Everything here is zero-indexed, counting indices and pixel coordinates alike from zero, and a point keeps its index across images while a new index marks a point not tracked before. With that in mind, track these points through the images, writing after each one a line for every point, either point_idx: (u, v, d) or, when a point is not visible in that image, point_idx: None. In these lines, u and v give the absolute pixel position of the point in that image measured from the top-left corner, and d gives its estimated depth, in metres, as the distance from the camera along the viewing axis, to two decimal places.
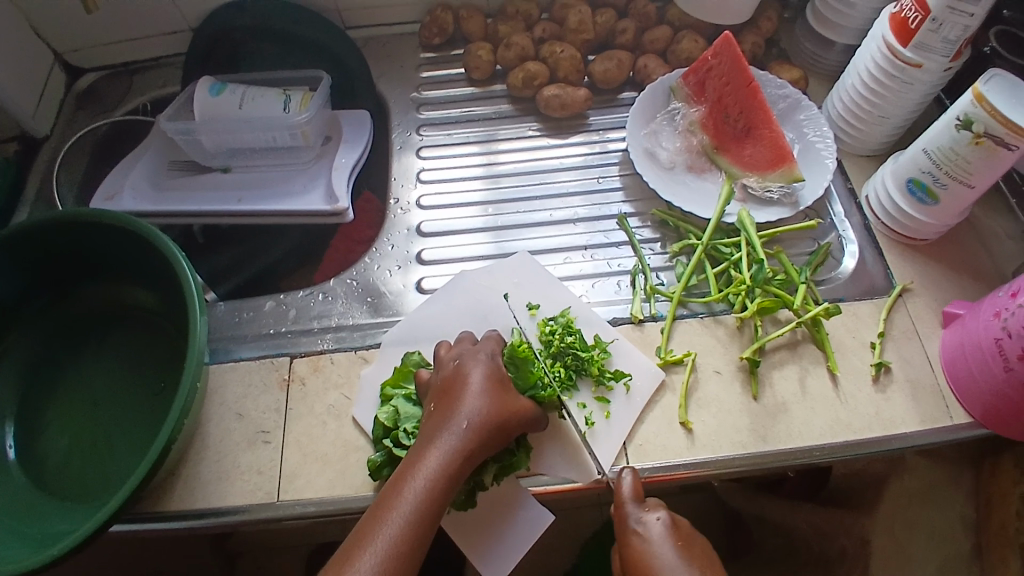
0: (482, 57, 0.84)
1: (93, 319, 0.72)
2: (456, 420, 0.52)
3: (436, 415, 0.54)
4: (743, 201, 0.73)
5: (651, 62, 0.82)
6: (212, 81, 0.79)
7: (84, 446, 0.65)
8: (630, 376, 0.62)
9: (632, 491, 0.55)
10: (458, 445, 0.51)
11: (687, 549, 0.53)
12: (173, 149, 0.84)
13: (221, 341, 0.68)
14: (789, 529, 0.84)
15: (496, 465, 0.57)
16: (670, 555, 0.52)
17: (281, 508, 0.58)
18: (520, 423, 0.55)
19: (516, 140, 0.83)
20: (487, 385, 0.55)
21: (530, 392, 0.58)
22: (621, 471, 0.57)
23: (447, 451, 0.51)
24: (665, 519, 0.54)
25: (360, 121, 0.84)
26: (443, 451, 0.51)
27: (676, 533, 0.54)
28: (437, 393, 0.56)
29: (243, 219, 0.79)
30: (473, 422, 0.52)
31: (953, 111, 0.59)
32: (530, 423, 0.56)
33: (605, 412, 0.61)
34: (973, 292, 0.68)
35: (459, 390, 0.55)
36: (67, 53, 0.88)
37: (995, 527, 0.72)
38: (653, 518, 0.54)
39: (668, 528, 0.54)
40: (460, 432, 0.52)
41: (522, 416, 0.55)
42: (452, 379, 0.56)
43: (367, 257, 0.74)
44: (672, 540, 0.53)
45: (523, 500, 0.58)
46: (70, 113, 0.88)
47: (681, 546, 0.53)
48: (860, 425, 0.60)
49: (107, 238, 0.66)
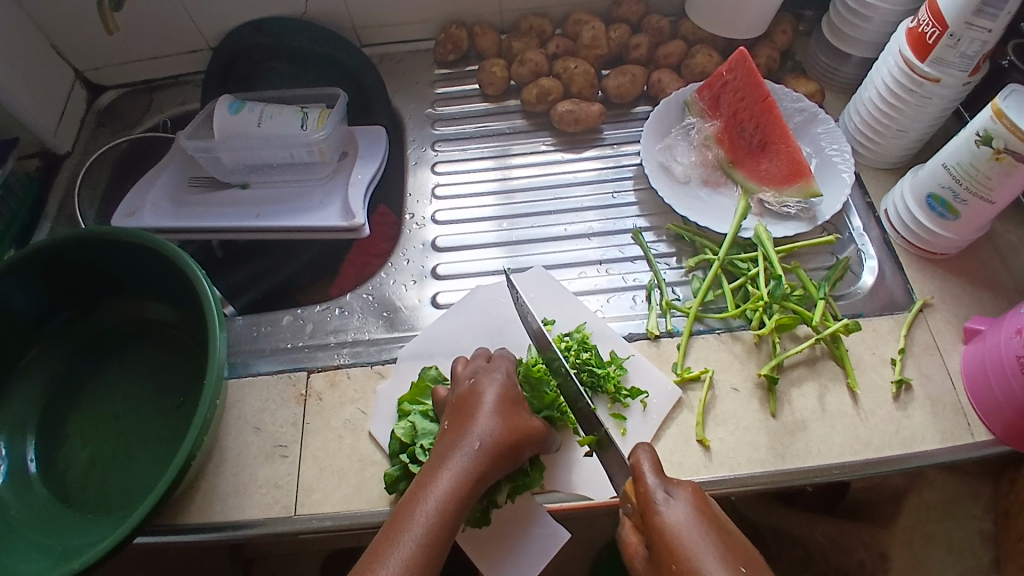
0: (496, 73, 0.85)
1: (112, 333, 0.73)
2: (469, 440, 0.52)
3: (450, 434, 0.54)
4: (759, 215, 0.73)
5: (664, 76, 0.82)
6: (231, 99, 0.80)
7: (102, 460, 0.66)
8: (646, 393, 0.62)
9: (652, 465, 0.49)
10: (470, 466, 0.51)
11: (717, 532, 0.45)
12: (192, 165, 0.85)
13: (240, 355, 0.69)
14: (808, 540, 0.87)
15: (511, 484, 0.57)
16: (698, 536, 0.44)
17: (297, 522, 0.59)
18: (532, 443, 0.55)
19: (530, 154, 0.83)
20: (500, 404, 0.55)
21: (545, 412, 0.59)
22: (637, 446, 0.51)
23: (459, 471, 0.51)
24: (692, 496, 0.47)
25: (375, 137, 0.85)
26: (456, 472, 0.51)
27: (704, 512, 0.46)
28: (451, 411, 0.56)
29: (261, 233, 0.80)
30: (485, 442, 0.52)
31: (972, 127, 0.59)
32: (540, 444, 0.56)
33: (621, 429, 0.61)
34: (993, 307, 0.67)
35: (472, 410, 0.55)
36: (88, 70, 0.90)
37: (1013, 540, 0.68)
38: (672, 494, 0.47)
39: (693, 507, 0.46)
40: (472, 452, 0.52)
41: (534, 436, 0.55)
42: (467, 397, 0.56)
43: (383, 272, 0.75)
44: (700, 519, 0.45)
45: (539, 517, 0.58)
46: (92, 129, 0.90)
47: (710, 526, 0.45)
48: (880, 442, 0.59)
49: (130, 255, 0.67)
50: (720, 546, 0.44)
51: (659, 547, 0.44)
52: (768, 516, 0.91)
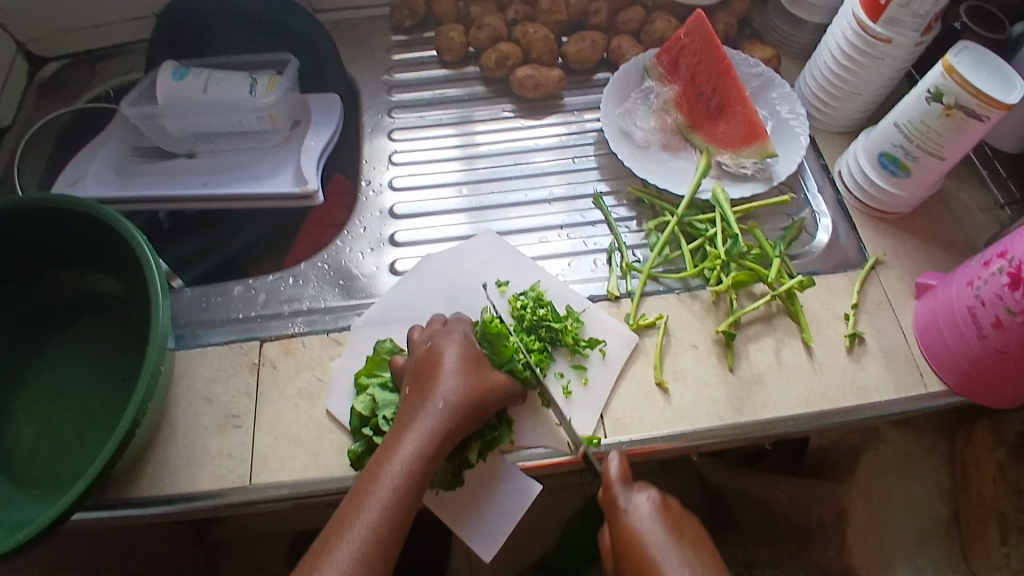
0: (454, 38, 0.83)
1: (52, 308, 0.69)
2: (433, 401, 0.51)
3: (414, 394, 0.53)
4: (717, 177, 0.73)
5: (624, 42, 0.82)
6: (175, 66, 0.77)
7: (43, 436, 0.62)
8: (604, 342, 0.62)
9: (620, 471, 0.53)
10: (435, 426, 0.50)
11: (679, 529, 0.51)
12: (137, 135, 0.81)
13: (189, 327, 0.66)
14: (769, 502, 0.84)
15: (481, 440, 0.56)
16: (661, 533, 0.50)
17: (252, 492, 0.57)
18: (498, 399, 0.54)
19: (491, 121, 0.82)
20: (463, 362, 0.54)
21: (507, 366, 0.57)
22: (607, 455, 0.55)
23: (424, 432, 0.50)
24: (655, 499, 0.52)
25: (330, 105, 0.82)
26: (421, 432, 0.50)
27: (666, 511, 0.52)
28: (414, 373, 0.55)
29: (211, 203, 0.76)
30: (450, 401, 0.51)
31: (923, 84, 0.60)
32: (507, 398, 0.55)
33: (583, 379, 0.61)
34: (942, 262, 0.68)
35: (435, 370, 0.54)
36: (28, 42, 0.85)
37: (970, 493, 0.72)
38: (642, 498, 0.52)
39: (658, 507, 0.52)
40: (437, 412, 0.51)
41: (499, 392, 0.54)
42: (429, 357, 0.55)
43: (339, 240, 0.72)
44: (661, 521, 0.51)
45: (508, 473, 0.57)
46: (34, 102, 0.86)
47: (671, 528, 0.51)
48: (836, 394, 0.60)
49: (66, 222, 0.64)
50: (676, 541, 0.50)
51: (624, 548, 0.51)
52: (731, 480, 0.89)
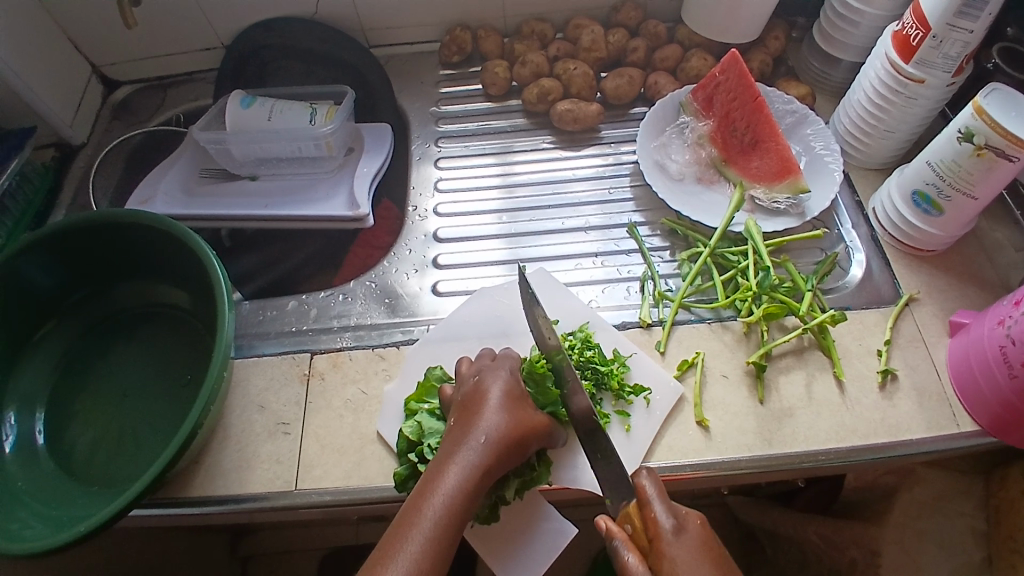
0: (498, 73, 0.88)
1: (120, 316, 0.75)
2: (474, 436, 0.54)
3: (457, 429, 0.55)
4: (750, 212, 0.75)
5: (661, 79, 0.85)
6: (243, 95, 0.83)
7: (108, 435, 0.68)
8: (649, 389, 0.63)
9: (656, 488, 0.52)
10: (477, 460, 0.52)
11: (713, 559, 0.49)
12: (204, 158, 0.88)
13: (246, 338, 0.71)
14: (801, 541, 0.86)
15: (519, 479, 0.58)
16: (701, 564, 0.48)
17: (298, 497, 0.60)
18: (537, 437, 0.57)
19: (531, 152, 0.86)
20: (505, 400, 0.57)
21: (549, 407, 0.60)
22: (640, 471, 0.53)
23: (466, 466, 0.52)
24: (692, 523, 0.51)
25: (381, 134, 0.88)
26: (463, 466, 0.52)
27: (703, 539, 0.50)
28: (458, 408, 0.58)
29: (269, 223, 0.82)
30: (492, 436, 0.54)
31: (954, 124, 0.61)
32: (545, 437, 0.57)
33: (625, 425, 0.62)
34: (977, 301, 0.69)
35: (478, 406, 0.56)
36: (105, 66, 0.94)
37: (1003, 538, 0.68)
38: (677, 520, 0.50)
39: (695, 534, 0.50)
40: (479, 446, 0.53)
41: (538, 431, 0.57)
42: (473, 395, 0.58)
43: (386, 261, 0.77)
44: (699, 547, 0.49)
45: (545, 513, 0.60)
46: (107, 123, 0.93)
47: (705, 561, 0.48)
48: (864, 429, 0.61)
49: (141, 237, 0.70)
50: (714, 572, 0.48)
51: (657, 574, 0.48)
52: (762, 518, 0.93)
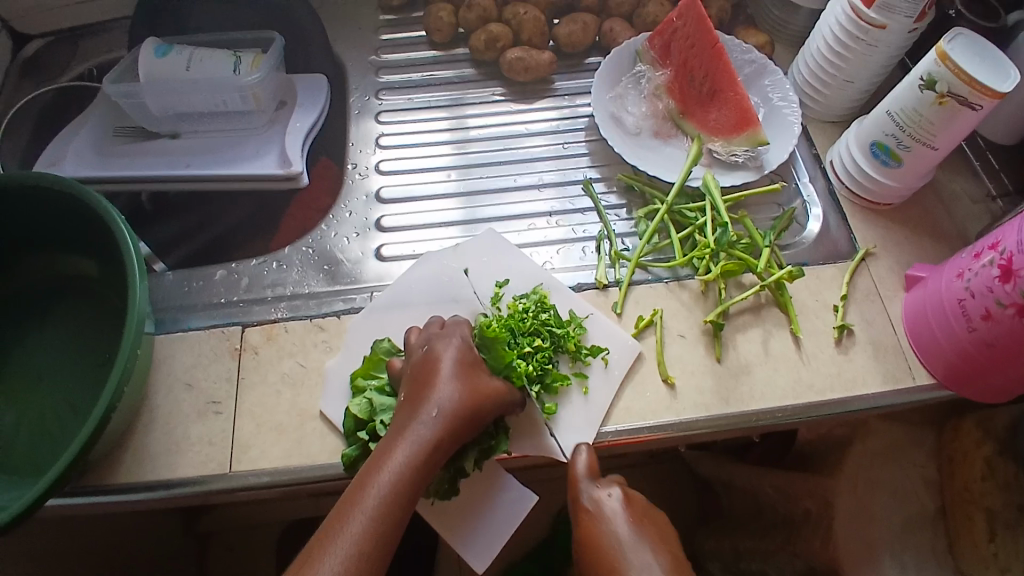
0: (442, 18, 0.81)
1: (32, 290, 0.68)
2: (427, 408, 0.50)
3: (408, 402, 0.52)
4: (708, 165, 0.72)
5: (617, 25, 0.80)
6: (158, 42, 0.75)
7: (28, 419, 0.61)
8: (607, 350, 0.61)
9: (587, 467, 0.55)
10: (428, 434, 0.49)
11: (640, 523, 0.55)
12: (118, 115, 0.79)
13: (168, 311, 0.65)
14: (757, 493, 0.85)
15: (478, 449, 0.55)
16: (626, 531, 0.54)
17: (233, 479, 0.56)
18: (494, 406, 0.53)
19: (481, 105, 0.80)
20: (459, 369, 0.53)
21: (505, 372, 0.55)
22: (576, 447, 0.56)
23: (417, 441, 0.49)
24: (622, 496, 0.56)
25: (316, 85, 0.81)
26: (413, 441, 0.49)
27: (629, 510, 0.56)
28: (410, 379, 0.54)
29: (194, 184, 0.75)
30: (444, 409, 0.51)
31: (917, 71, 0.59)
32: (504, 406, 0.54)
33: (583, 388, 0.59)
34: (932, 254, 0.68)
35: (430, 377, 0.52)
36: (13, 19, 0.82)
37: (958, 487, 0.68)
38: (606, 495, 0.55)
39: (622, 504, 0.56)
40: (431, 420, 0.50)
41: (496, 398, 0.53)
42: (425, 363, 0.54)
43: (324, 224, 0.71)
44: (628, 519, 0.55)
45: (504, 482, 0.57)
46: (16, 82, 0.82)
47: (639, 526, 0.55)
48: (822, 385, 0.60)
49: (43, 203, 0.62)
50: (640, 539, 0.54)
51: (586, 536, 0.55)
52: (719, 471, 0.91)
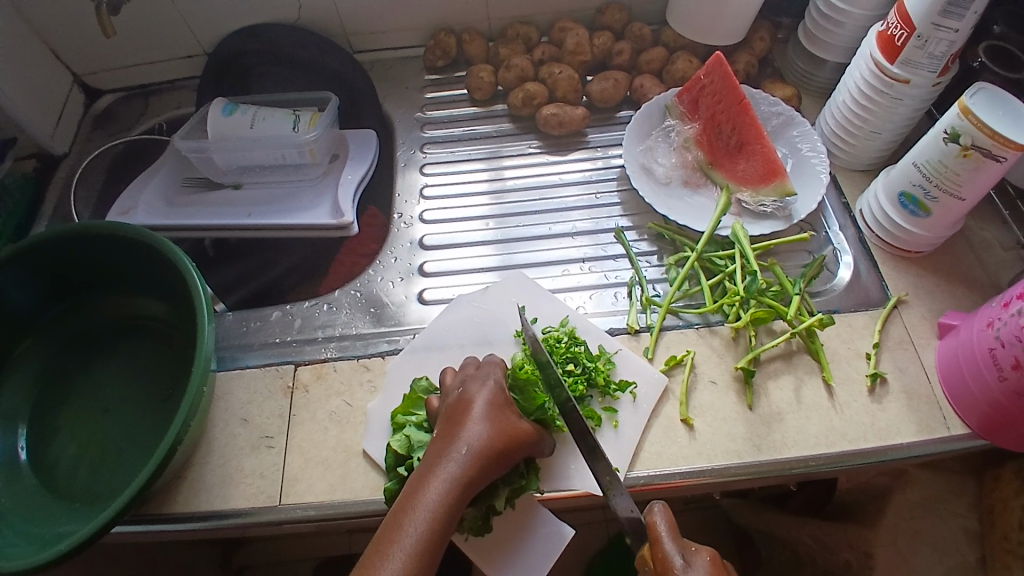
0: (483, 78, 0.87)
1: (103, 328, 0.74)
2: (457, 447, 0.53)
3: (440, 442, 0.54)
4: (737, 215, 0.75)
5: (647, 81, 0.85)
6: (225, 102, 0.82)
7: (91, 450, 0.66)
8: (634, 383, 0.63)
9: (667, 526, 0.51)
10: (459, 473, 0.52)
11: None
12: (187, 167, 0.87)
13: (228, 349, 0.70)
14: (796, 543, 0.85)
15: (508, 488, 0.57)
16: None
17: (283, 512, 0.59)
18: (522, 445, 0.55)
19: (518, 157, 0.85)
20: (488, 408, 0.56)
21: (536, 414, 0.59)
22: (652, 506, 0.52)
23: (449, 479, 0.51)
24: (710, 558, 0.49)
25: (366, 140, 0.87)
26: (445, 480, 0.51)
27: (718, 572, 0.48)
28: (443, 419, 0.57)
29: (252, 232, 0.81)
30: (474, 447, 0.53)
31: (940, 125, 0.61)
32: (532, 446, 0.56)
33: (613, 422, 0.61)
34: (965, 302, 0.68)
35: (461, 417, 0.55)
36: (86, 75, 0.92)
37: (998, 539, 0.65)
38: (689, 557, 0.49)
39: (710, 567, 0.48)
40: (461, 458, 0.52)
41: (524, 438, 0.56)
42: (457, 404, 0.56)
43: (371, 269, 0.76)
44: None
45: (540, 517, 0.59)
46: (89, 131, 0.92)
47: None
48: (855, 433, 0.61)
49: (122, 250, 0.69)
50: None
51: None
52: (757, 519, 0.92)
